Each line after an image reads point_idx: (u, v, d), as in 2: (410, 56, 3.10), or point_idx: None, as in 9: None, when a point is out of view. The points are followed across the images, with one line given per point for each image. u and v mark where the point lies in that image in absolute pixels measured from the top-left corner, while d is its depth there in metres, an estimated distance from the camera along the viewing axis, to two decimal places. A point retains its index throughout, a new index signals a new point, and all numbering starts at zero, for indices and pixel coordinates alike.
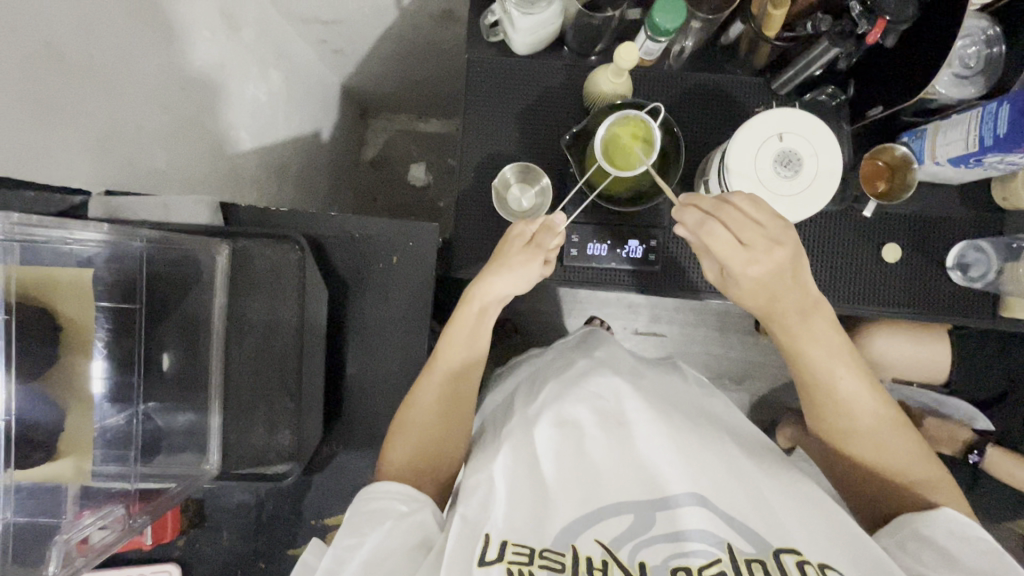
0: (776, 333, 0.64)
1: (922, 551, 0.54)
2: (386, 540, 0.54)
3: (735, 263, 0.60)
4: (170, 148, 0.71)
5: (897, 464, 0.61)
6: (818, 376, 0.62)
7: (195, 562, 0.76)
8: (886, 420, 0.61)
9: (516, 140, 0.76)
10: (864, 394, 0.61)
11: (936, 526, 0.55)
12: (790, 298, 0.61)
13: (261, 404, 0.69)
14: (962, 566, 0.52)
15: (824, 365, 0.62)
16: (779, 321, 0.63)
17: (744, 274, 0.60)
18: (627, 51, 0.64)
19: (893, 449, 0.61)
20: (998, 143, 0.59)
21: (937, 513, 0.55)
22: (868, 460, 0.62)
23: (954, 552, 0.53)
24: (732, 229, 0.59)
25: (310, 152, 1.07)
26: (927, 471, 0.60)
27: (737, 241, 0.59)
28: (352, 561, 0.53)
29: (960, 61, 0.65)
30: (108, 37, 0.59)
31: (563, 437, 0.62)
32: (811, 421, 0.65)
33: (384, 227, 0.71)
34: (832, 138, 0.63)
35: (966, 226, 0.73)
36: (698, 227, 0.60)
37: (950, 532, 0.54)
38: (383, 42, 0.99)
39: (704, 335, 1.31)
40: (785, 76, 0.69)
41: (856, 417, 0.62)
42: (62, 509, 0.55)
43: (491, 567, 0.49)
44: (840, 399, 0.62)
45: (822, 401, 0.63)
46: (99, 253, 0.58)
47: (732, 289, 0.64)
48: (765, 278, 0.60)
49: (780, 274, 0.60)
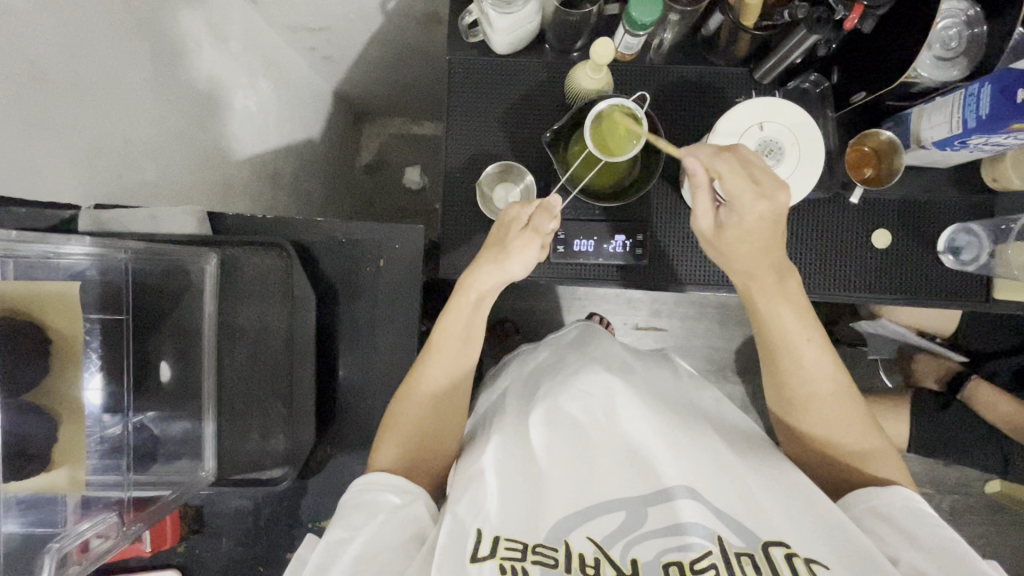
0: (754, 294, 0.63)
1: (882, 529, 0.54)
2: (376, 535, 0.55)
3: (744, 197, 0.59)
4: (160, 161, 0.72)
5: (858, 445, 0.60)
6: (785, 344, 0.61)
7: (195, 567, 0.77)
8: (851, 395, 0.61)
9: (501, 139, 0.76)
10: (826, 362, 0.60)
11: (892, 502, 0.55)
12: (768, 256, 0.62)
13: (256, 410, 0.70)
14: (920, 543, 0.51)
15: (796, 335, 0.61)
16: (759, 280, 0.62)
17: (751, 210, 0.59)
18: (602, 46, 0.64)
19: (851, 428, 0.60)
20: (981, 124, 0.58)
21: (893, 491, 0.56)
22: (832, 441, 0.61)
23: (910, 528, 0.53)
24: (743, 166, 0.59)
25: (302, 157, 1.08)
26: (883, 447, 0.61)
27: (751, 177, 0.59)
28: (344, 556, 0.53)
29: (941, 43, 0.64)
30: (93, 53, 0.60)
31: (554, 433, 0.63)
32: (772, 395, 0.64)
33: (371, 230, 0.72)
34: (810, 121, 0.63)
35: (955, 209, 0.72)
36: (714, 157, 0.59)
37: (907, 508, 0.55)
38: (371, 48, 1.00)
39: (705, 328, 1.30)
40: (767, 65, 0.69)
41: (823, 391, 0.60)
42: (58, 519, 0.56)
43: (484, 564, 0.50)
44: (805, 368, 0.60)
45: (787, 372, 0.61)
46: (90, 266, 0.59)
47: (731, 236, 0.62)
48: (770, 218, 0.60)
49: (777, 222, 0.61)
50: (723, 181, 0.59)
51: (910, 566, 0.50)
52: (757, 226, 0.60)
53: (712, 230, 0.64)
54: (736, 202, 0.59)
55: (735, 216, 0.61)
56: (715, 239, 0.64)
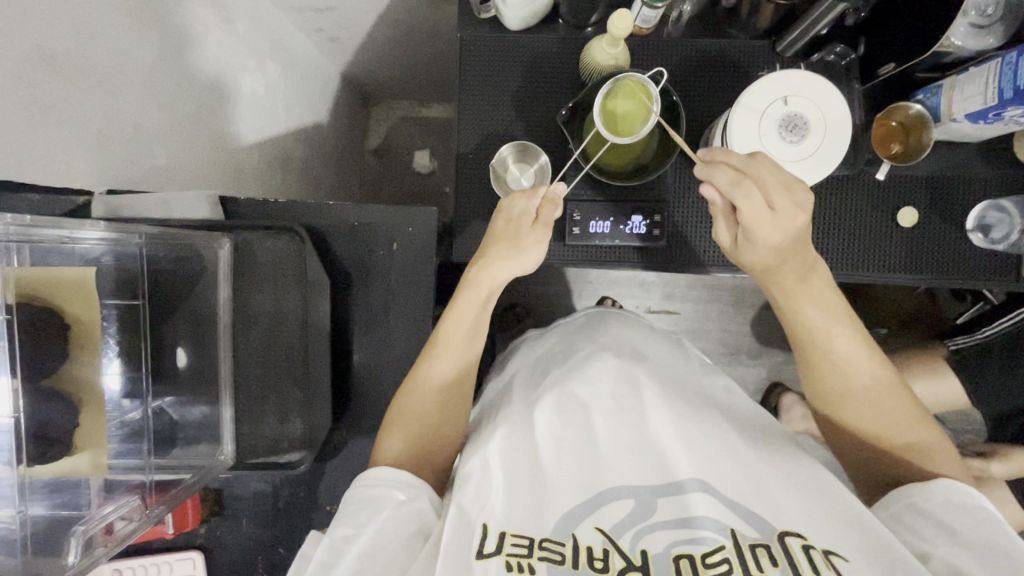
0: (782, 298, 0.61)
1: (920, 525, 0.52)
2: (380, 531, 0.54)
3: (761, 228, 0.56)
4: (169, 146, 0.71)
5: (890, 428, 0.58)
6: (813, 339, 0.60)
7: (217, 548, 0.78)
8: (881, 381, 0.58)
9: (513, 118, 0.74)
10: (860, 353, 0.58)
11: (932, 499, 0.52)
12: (792, 260, 0.58)
13: (271, 394, 0.70)
14: (957, 544, 0.49)
15: (818, 325, 0.59)
16: (777, 281, 0.60)
17: (767, 240, 0.57)
18: (620, 18, 0.62)
19: (889, 413, 0.58)
20: (1017, 95, 0.55)
21: (936, 485, 0.53)
22: (866, 427, 0.59)
23: (951, 523, 0.50)
24: (763, 191, 0.55)
25: (311, 142, 1.07)
26: (926, 436, 0.57)
27: (766, 203, 0.55)
28: (347, 555, 0.52)
29: (976, 10, 0.60)
30: (99, 34, 0.59)
31: (563, 422, 0.62)
32: (808, 392, 0.63)
33: (382, 212, 0.71)
34: (841, 98, 0.60)
35: (987, 183, 0.70)
36: (733, 187, 0.55)
37: (949, 504, 0.52)
38: (378, 27, 0.97)
39: (719, 310, 1.28)
40: (789, 38, 0.66)
41: (850, 377, 0.58)
42: (82, 502, 0.57)
43: (490, 560, 0.49)
44: (833, 360, 0.59)
45: (817, 365, 0.60)
46: (105, 253, 0.60)
47: (748, 254, 0.60)
48: (785, 246, 0.57)
49: (797, 241, 0.57)
50: (740, 212, 0.56)
51: (944, 563, 0.48)
52: (773, 253, 0.58)
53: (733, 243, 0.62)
54: (752, 230, 0.57)
55: (749, 240, 0.59)
56: (734, 254, 0.62)
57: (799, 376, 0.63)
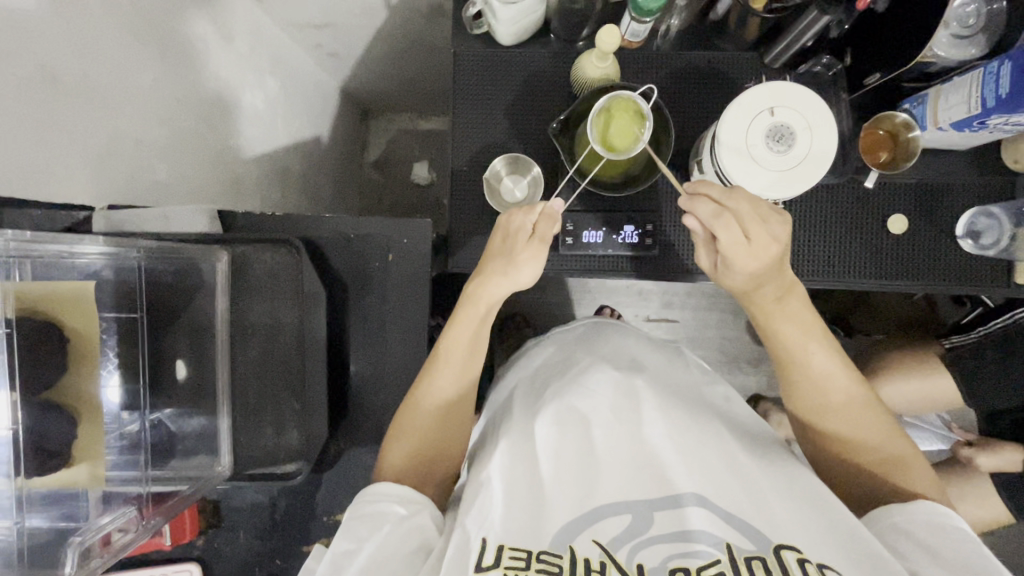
0: (765, 317, 0.61)
1: (903, 544, 0.51)
2: (381, 546, 0.55)
3: (739, 258, 0.57)
4: (170, 162, 0.73)
5: (880, 442, 0.58)
6: (795, 358, 0.60)
7: (215, 560, 0.79)
8: (859, 399, 0.59)
9: (507, 131, 0.76)
10: (837, 369, 0.59)
11: (917, 516, 0.53)
12: (770, 285, 0.59)
13: (269, 406, 0.71)
14: (949, 552, 0.49)
15: (796, 344, 0.60)
16: (758, 301, 0.61)
17: (744, 270, 0.58)
18: (608, 35, 0.63)
19: (876, 429, 0.58)
20: (1000, 104, 0.56)
21: (915, 506, 0.54)
22: (851, 442, 0.59)
23: (931, 542, 0.50)
24: (741, 224, 0.56)
25: (310, 156, 1.08)
26: (908, 448, 0.58)
27: (744, 235, 0.56)
28: (349, 568, 0.53)
29: (957, 20, 0.62)
30: (102, 55, 0.61)
31: (561, 435, 0.62)
32: (789, 408, 0.63)
33: (378, 225, 0.72)
34: (828, 113, 0.61)
35: (975, 191, 0.70)
36: (713, 219, 0.56)
37: (930, 523, 0.52)
38: (375, 43, 0.99)
39: (718, 319, 1.29)
40: (778, 50, 0.68)
41: (826, 393, 0.59)
42: (80, 514, 0.58)
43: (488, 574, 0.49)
44: (813, 376, 0.59)
45: (797, 382, 0.60)
46: (105, 266, 0.60)
47: (725, 278, 0.61)
48: (761, 275, 0.58)
49: (774, 270, 0.58)
50: (719, 242, 0.57)
51: None
52: (750, 280, 0.59)
53: (713, 269, 0.63)
54: (729, 259, 0.58)
55: (726, 267, 0.60)
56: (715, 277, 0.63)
57: (780, 395, 0.63)
